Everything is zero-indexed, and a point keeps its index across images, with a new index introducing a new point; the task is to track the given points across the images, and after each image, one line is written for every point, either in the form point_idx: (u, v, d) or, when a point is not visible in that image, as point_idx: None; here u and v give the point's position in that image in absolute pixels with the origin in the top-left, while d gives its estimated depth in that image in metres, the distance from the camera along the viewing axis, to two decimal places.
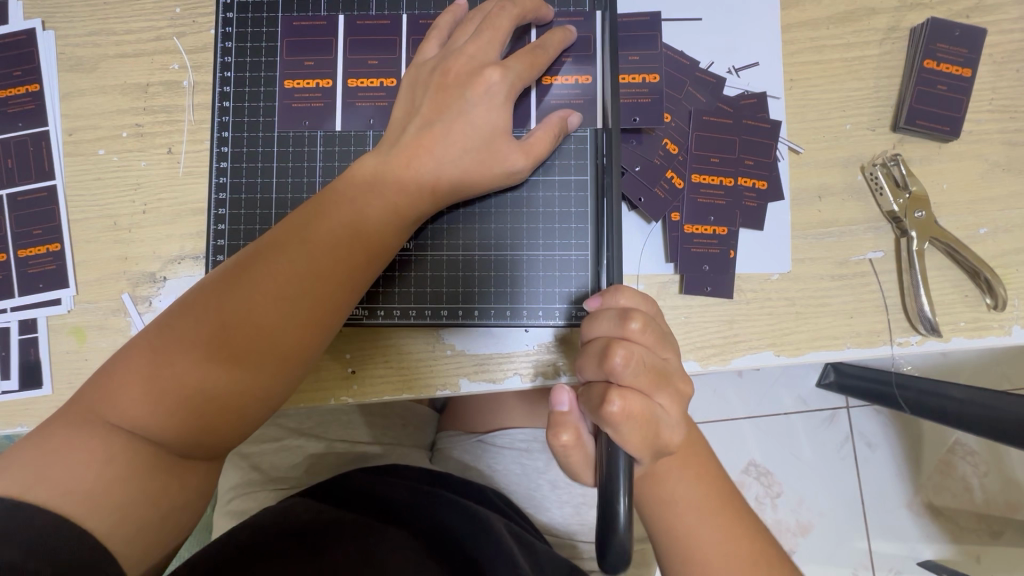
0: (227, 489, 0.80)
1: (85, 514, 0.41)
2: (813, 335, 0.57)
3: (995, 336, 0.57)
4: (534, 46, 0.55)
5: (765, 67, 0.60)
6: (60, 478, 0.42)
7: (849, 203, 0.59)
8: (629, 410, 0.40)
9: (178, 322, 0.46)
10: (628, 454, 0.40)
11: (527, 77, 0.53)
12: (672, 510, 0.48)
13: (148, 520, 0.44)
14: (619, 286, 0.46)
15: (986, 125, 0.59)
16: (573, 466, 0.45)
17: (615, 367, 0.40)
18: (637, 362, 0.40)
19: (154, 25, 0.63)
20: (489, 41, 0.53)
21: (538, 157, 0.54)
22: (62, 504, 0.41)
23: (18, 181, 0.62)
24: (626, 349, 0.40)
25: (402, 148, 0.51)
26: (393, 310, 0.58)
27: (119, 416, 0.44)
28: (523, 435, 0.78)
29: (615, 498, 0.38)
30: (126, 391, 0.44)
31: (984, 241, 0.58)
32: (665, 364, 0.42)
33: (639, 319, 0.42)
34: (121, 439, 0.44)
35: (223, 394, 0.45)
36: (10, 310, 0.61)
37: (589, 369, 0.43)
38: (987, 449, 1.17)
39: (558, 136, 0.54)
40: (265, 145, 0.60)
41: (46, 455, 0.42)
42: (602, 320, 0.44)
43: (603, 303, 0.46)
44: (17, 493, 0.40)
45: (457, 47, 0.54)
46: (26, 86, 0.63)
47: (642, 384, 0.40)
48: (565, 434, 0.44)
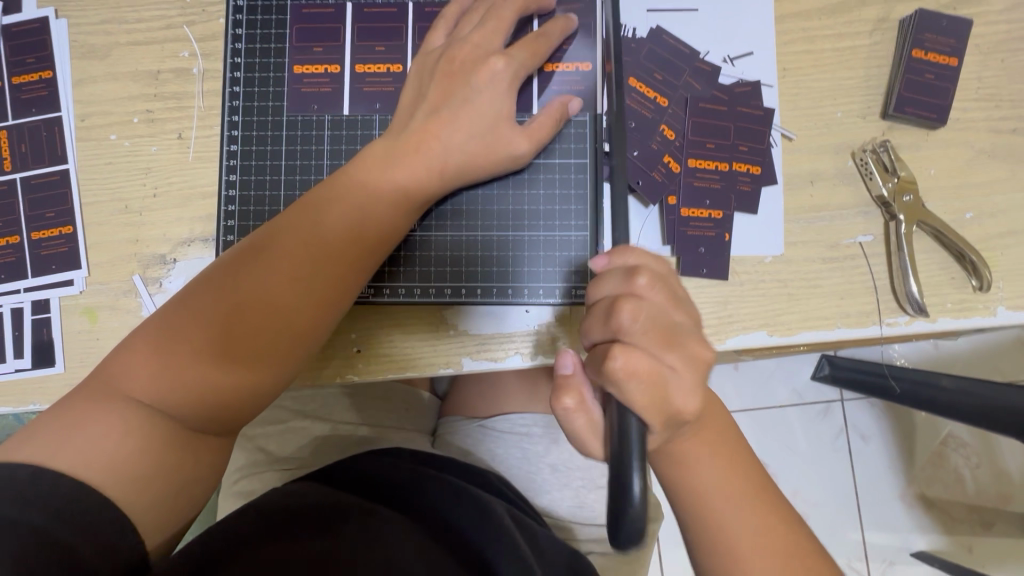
0: (234, 471, 0.82)
1: (105, 487, 0.43)
2: (805, 316, 0.59)
3: (980, 317, 0.59)
4: (537, 34, 0.57)
5: (759, 56, 0.62)
6: (81, 450, 0.43)
7: (841, 188, 0.61)
8: (634, 368, 0.41)
9: (195, 301, 0.47)
10: (639, 420, 0.41)
11: (530, 64, 0.56)
12: (687, 482, 0.50)
13: (164, 492, 0.45)
14: (628, 245, 0.47)
15: (972, 114, 0.61)
16: (579, 433, 0.45)
17: (622, 322, 0.42)
18: (645, 318, 0.42)
19: (164, 13, 0.65)
20: (493, 30, 0.55)
21: (540, 141, 0.56)
22: (83, 474, 0.42)
23: (31, 164, 0.64)
24: (633, 306, 0.42)
25: (411, 132, 0.53)
26: (398, 290, 0.59)
27: (136, 391, 0.45)
28: (523, 420, 0.81)
29: (629, 467, 0.39)
30: (142, 367, 0.46)
31: (970, 225, 0.60)
32: (675, 324, 0.44)
33: (646, 276, 0.44)
34: (138, 413, 0.45)
35: (239, 371, 0.47)
36: (23, 291, 0.63)
37: (594, 329, 0.44)
38: (977, 439, 1.19)
39: (560, 120, 0.57)
40: (274, 129, 0.61)
41: (65, 429, 0.44)
42: (609, 279, 0.45)
43: (609, 263, 0.46)
44: (40, 463, 0.42)
45: (463, 36, 0.56)
46: (39, 73, 0.65)
47: (648, 341, 0.42)
48: (569, 397, 0.45)
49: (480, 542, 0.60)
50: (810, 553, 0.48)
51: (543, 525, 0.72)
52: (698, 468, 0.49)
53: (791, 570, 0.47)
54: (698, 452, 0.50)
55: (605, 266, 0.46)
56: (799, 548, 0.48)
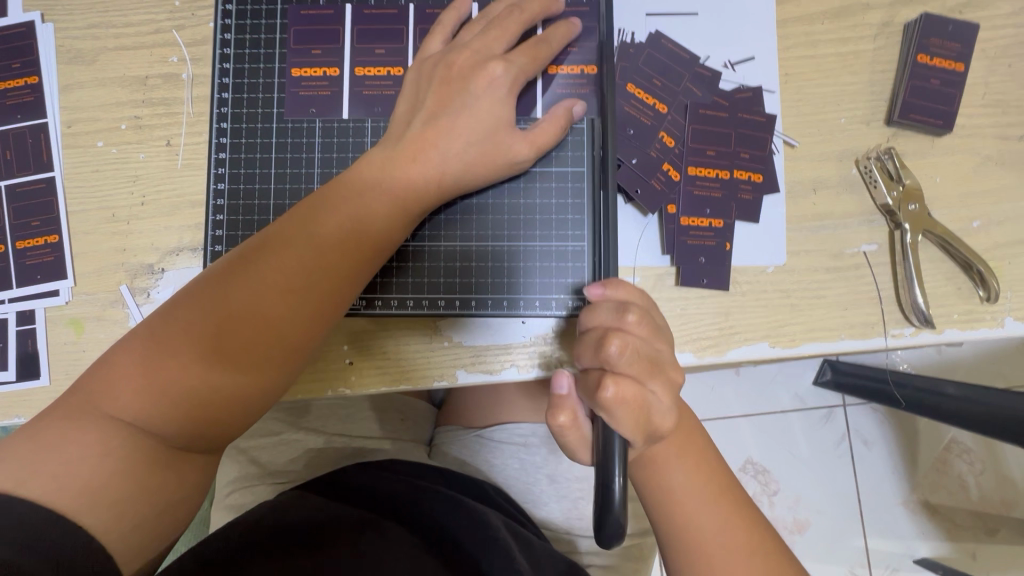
0: (226, 483, 0.80)
1: (80, 512, 0.41)
2: (808, 327, 0.58)
3: (987, 328, 0.58)
4: (538, 39, 0.55)
5: (760, 61, 0.61)
6: (60, 471, 0.41)
7: (844, 196, 0.59)
8: (623, 396, 0.41)
9: (182, 314, 0.46)
10: (622, 437, 0.42)
11: (530, 70, 0.54)
12: (665, 491, 0.49)
13: (143, 517, 0.44)
14: (620, 279, 0.47)
15: (978, 120, 0.60)
16: (569, 445, 0.47)
17: (610, 355, 0.42)
18: (632, 352, 0.42)
19: (153, 18, 0.63)
20: (495, 38, 0.54)
21: (542, 147, 0.54)
22: (56, 500, 0.41)
23: (16, 172, 0.62)
24: (621, 339, 0.42)
25: (408, 140, 0.52)
26: (391, 301, 0.58)
27: (118, 409, 0.44)
28: (519, 430, 0.79)
29: (611, 472, 0.41)
30: (126, 382, 0.44)
31: (977, 234, 0.59)
32: (661, 356, 0.44)
33: (634, 312, 0.43)
34: (117, 433, 0.43)
35: (227, 387, 0.45)
36: (7, 301, 0.61)
37: (586, 356, 0.44)
38: (981, 446, 1.18)
39: (565, 127, 0.55)
40: (264, 136, 0.60)
41: (40, 450, 0.42)
42: (600, 310, 0.45)
43: (603, 292, 0.46)
44: (10, 489, 0.40)
45: (463, 42, 0.54)
46: (26, 79, 0.63)
47: (636, 371, 0.42)
48: (563, 415, 0.45)
49: (476, 552, 0.59)
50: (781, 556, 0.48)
51: (541, 537, 0.70)
52: (669, 472, 0.49)
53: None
54: (669, 455, 0.49)
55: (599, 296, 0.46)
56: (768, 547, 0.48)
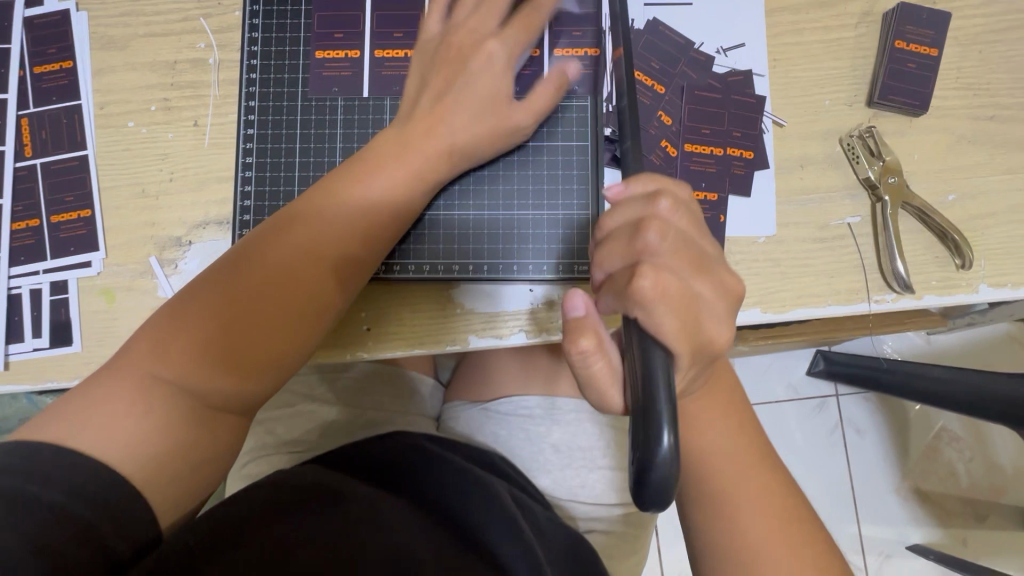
0: (243, 453, 0.84)
1: (121, 464, 0.44)
2: (797, 293, 0.62)
3: (963, 294, 0.62)
4: (531, 7, 0.59)
5: (750, 48, 0.65)
6: (104, 429, 0.45)
7: (829, 171, 0.64)
8: (666, 287, 0.41)
9: (213, 284, 0.50)
10: (667, 349, 0.41)
11: (523, 41, 0.58)
12: (700, 450, 0.52)
13: (179, 471, 0.47)
14: (645, 172, 0.47)
15: (952, 102, 0.65)
16: (597, 375, 0.45)
17: (648, 242, 0.43)
18: (671, 238, 0.43)
19: (181, 7, 0.67)
20: (486, 14, 0.58)
21: (539, 113, 0.58)
22: (102, 452, 0.44)
23: (51, 151, 0.66)
24: (660, 225, 0.43)
25: (417, 118, 0.55)
26: (408, 267, 0.62)
27: (154, 371, 0.47)
28: (524, 403, 0.82)
29: (659, 424, 0.37)
30: (161, 348, 0.48)
31: (952, 207, 0.63)
32: (701, 251, 0.45)
33: (668, 200, 0.44)
34: (157, 390, 0.47)
35: (262, 342, 0.49)
36: (41, 272, 0.65)
37: (615, 256, 0.45)
38: (969, 432, 1.22)
39: (558, 90, 0.58)
40: (288, 115, 0.64)
41: (85, 408, 0.46)
42: (629, 205, 0.45)
43: (625, 189, 0.46)
44: (62, 440, 0.44)
45: (458, 23, 0.58)
46: (60, 63, 0.67)
47: (675, 262, 0.43)
48: (585, 340, 0.44)
49: (481, 524, 0.62)
50: (800, 521, 0.50)
51: (544, 505, 0.74)
52: (706, 433, 0.52)
53: (797, 539, 0.49)
54: (706, 416, 0.52)
55: (621, 193, 0.46)
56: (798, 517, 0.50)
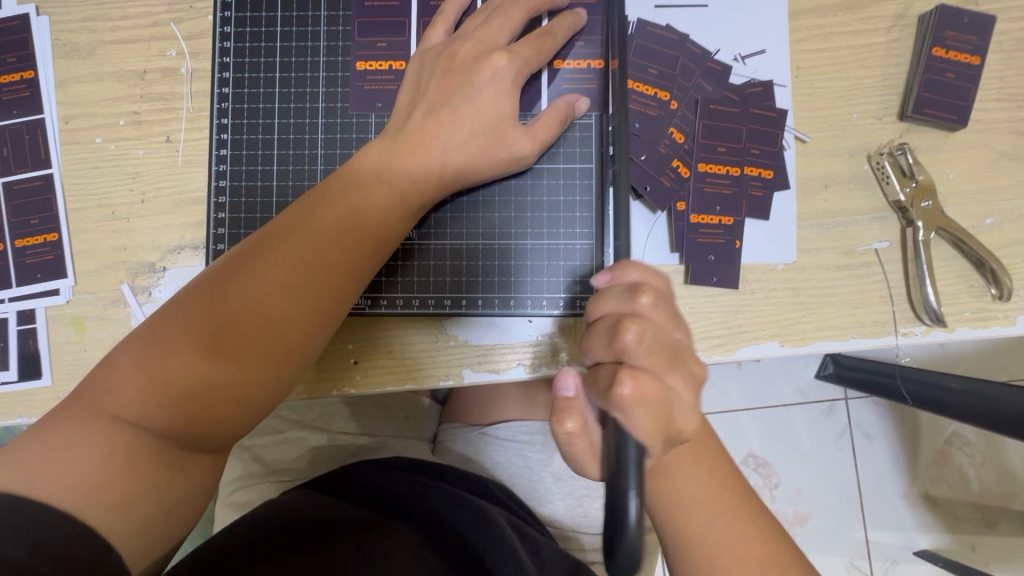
0: (231, 482, 0.79)
1: (87, 511, 0.40)
2: (819, 326, 0.57)
3: (999, 327, 0.57)
4: (543, 31, 0.54)
5: (771, 55, 0.60)
6: (61, 472, 0.41)
7: (856, 192, 0.58)
8: (641, 393, 0.38)
9: (181, 315, 0.45)
10: (638, 445, 0.38)
11: (535, 62, 0.53)
12: (673, 494, 0.47)
13: (154, 513, 0.43)
14: (629, 260, 0.44)
15: (993, 115, 0.59)
16: (579, 455, 0.43)
17: (627, 345, 0.38)
18: (649, 339, 0.39)
19: (150, 11, 0.62)
20: (498, 27, 0.53)
21: (545, 142, 0.54)
22: (68, 500, 0.40)
23: (14, 169, 0.61)
24: (639, 325, 0.39)
25: (409, 132, 0.51)
26: (396, 300, 0.58)
27: (122, 408, 0.43)
28: (524, 427, 0.78)
29: (626, 493, 0.37)
30: (127, 383, 0.43)
31: (990, 231, 0.58)
32: (677, 344, 0.41)
33: (649, 295, 0.41)
34: (124, 433, 0.43)
35: (236, 384, 0.44)
36: (7, 301, 0.61)
37: (597, 349, 0.41)
38: (983, 440, 1.17)
39: (563, 121, 0.54)
40: (265, 132, 0.59)
41: (48, 450, 0.42)
42: (610, 298, 0.42)
43: (612, 279, 0.44)
44: (19, 489, 0.40)
45: (467, 32, 0.53)
46: (21, 73, 0.62)
47: (654, 364, 0.39)
48: (571, 421, 0.42)
49: (482, 551, 0.58)
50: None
51: (546, 535, 0.69)
52: (678, 479, 0.48)
53: None
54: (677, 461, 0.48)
55: (607, 283, 0.44)
56: (785, 563, 0.45)
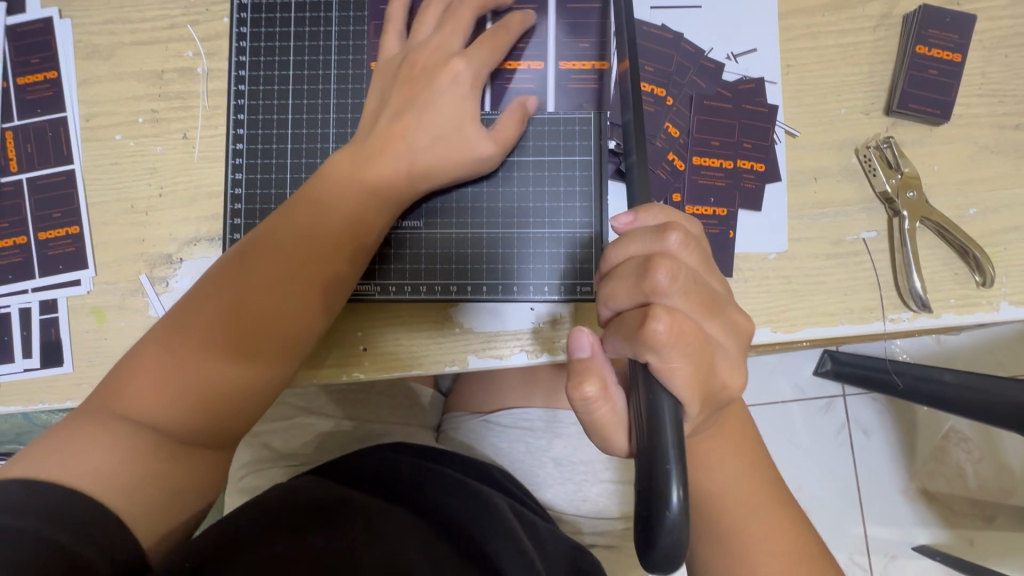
0: (241, 467, 0.82)
1: (97, 495, 0.43)
2: (809, 312, 0.59)
3: (983, 312, 0.59)
4: (494, 29, 0.57)
5: (762, 53, 0.62)
6: (67, 464, 0.43)
7: (844, 184, 0.61)
8: (678, 331, 0.39)
9: (177, 319, 0.48)
10: (673, 397, 0.39)
11: (488, 61, 0.56)
12: (714, 485, 0.49)
13: (159, 495, 0.45)
14: (656, 203, 0.44)
15: (975, 109, 0.62)
16: (603, 421, 0.45)
17: (658, 284, 0.40)
18: (683, 279, 0.40)
19: (168, 13, 0.65)
20: (450, 31, 0.55)
21: (508, 140, 0.56)
22: (73, 485, 0.42)
23: (37, 165, 0.64)
24: (671, 265, 0.40)
25: (376, 138, 0.53)
26: (404, 287, 0.60)
27: (121, 407, 0.46)
28: (526, 415, 0.80)
29: (665, 475, 0.36)
30: (126, 384, 0.47)
31: (974, 221, 0.60)
32: (712, 288, 0.42)
33: (679, 235, 0.41)
34: (118, 427, 0.45)
35: (229, 376, 0.47)
36: (30, 291, 0.63)
37: (621, 295, 0.42)
38: (978, 434, 1.19)
39: (522, 120, 0.57)
40: (279, 128, 0.62)
41: (54, 447, 0.44)
42: (636, 240, 0.42)
43: (634, 221, 0.43)
44: (32, 476, 0.42)
45: (418, 40, 0.56)
46: (44, 73, 0.65)
47: (688, 304, 0.40)
48: (590, 384, 0.44)
49: (482, 535, 0.60)
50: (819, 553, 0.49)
51: (546, 521, 0.72)
52: (720, 468, 0.49)
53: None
54: (719, 453, 0.49)
55: (630, 223, 0.43)
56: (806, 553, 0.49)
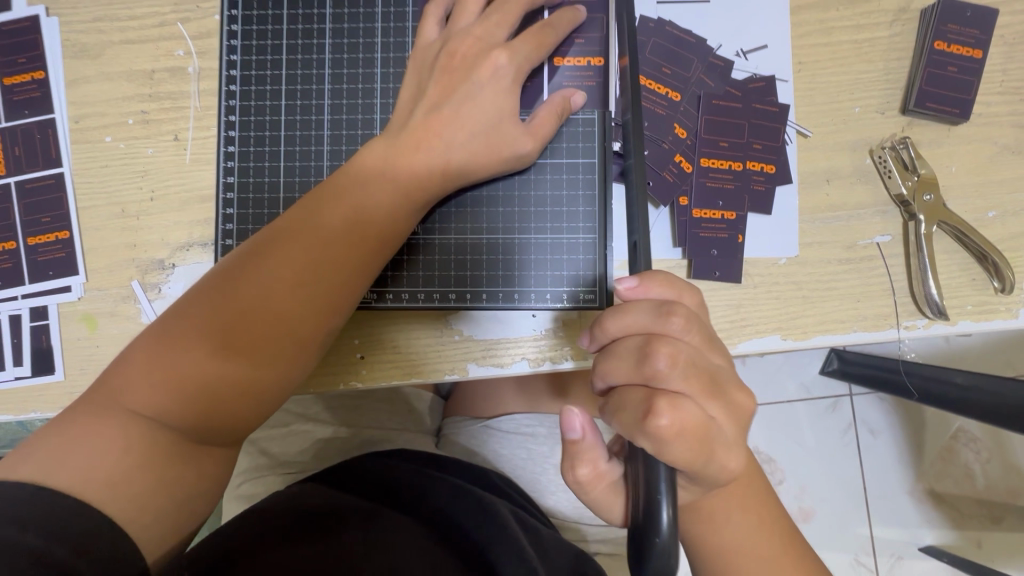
0: (238, 474, 0.81)
1: (105, 501, 0.41)
2: (820, 319, 0.57)
3: (1001, 320, 0.57)
4: (544, 25, 0.55)
5: (774, 50, 0.60)
6: (77, 465, 0.41)
7: (858, 186, 0.59)
8: (680, 426, 0.37)
9: (191, 311, 0.46)
10: (669, 468, 0.37)
11: (535, 57, 0.54)
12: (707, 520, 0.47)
13: (164, 512, 0.44)
14: (655, 271, 0.44)
15: (996, 108, 0.59)
16: (599, 498, 0.45)
17: (659, 370, 0.38)
18: (683, 364, 0.38)
19: (157, 11, 0.63)
20: (495, 23, 0.53)
21: (545, 137, 0.54)
22: (84, 496, 0.41)
23: (25, 168, 0.62)
24: (671, 349, 0.39)
25: (410, 131, 0.51)
26: (402, 294, 0.58)
27: (134, 403, 0.44)
28: (529, 422, 0.78)
29: (657, 494, 0.36)
30: (137, 379, 0.44)
31: (993, 225, 0.58)
32: (714, 368, 0.40)
33: (681, 317, 0.40)
34: (135, 429, 0.43)
35: (251, 376, 0.45)
36: (20, 298, 0.62)
37: (621, 373, 0.40)
38: (988, 435, 1.17)
39: (561, 115, 0.55)
40: (271, 129, 0.60)
41: (64, 443, 0.42)
42: (638, 312, 0.41)
43: (638, 286, 0.43)
44: (38, 481, 0.40)
45: (459, 29, 0.53)
46: (32, 74, 0.63)
47: (692, 390, 0.38)
48: (583, 467, 0.44)
49: (485, 541, 0.58)
50: None
51: (548, 524, 0.71)
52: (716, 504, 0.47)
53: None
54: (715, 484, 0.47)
55: (635, 293, 0.43)
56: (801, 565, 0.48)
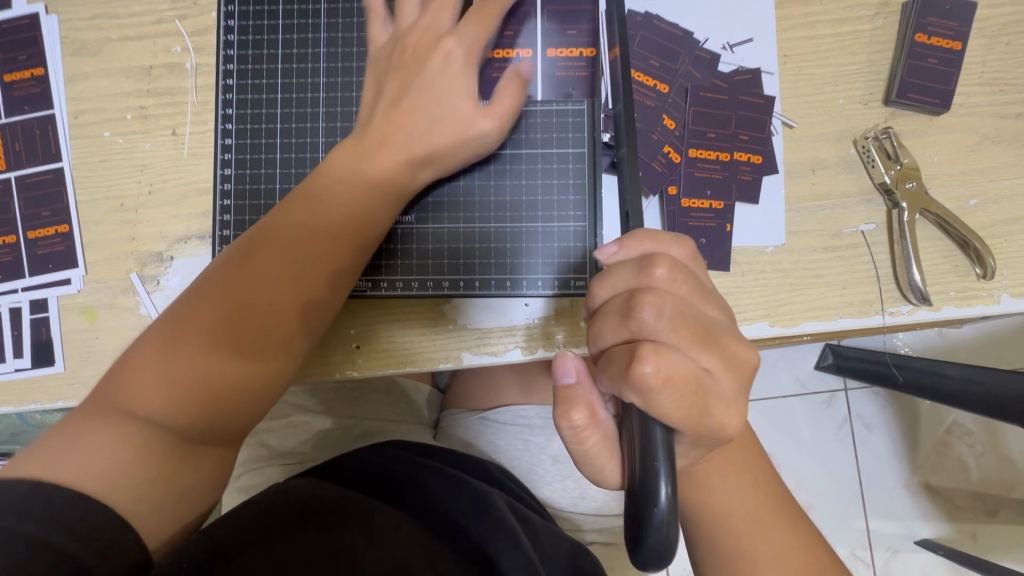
0: (237, 466, 0.82)
1: (106, 492, 0.42)
2: (807, 306, 0.59)
3: (984, 305, 0.58)
4: (482, 9, 0.55)
5: (759, 43, 0.61)
6: (78, 461, 0.42)
7: (843, 176, 0.60)
8: (667, 372, 0.37)
9: (182, 313, 0.47)
10: (664, 428, 0.38)
11: (482, 40, 0.54)
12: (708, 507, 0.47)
13: (164, 503, 0.44)
14: (637, 231, 0.44)
15: (976, 99, 0.61)
16: (592, 451, 0.44)
17: (643, 321, 0.39)
18: (668, 313, 0.39)
19: (155, 8, 0.64)
20: (440, 12, 0.54)
21: (505, 120, 0.54)
22: (85, 488, 0.41)
23: (25, 163, 0.64)
24: (654, 300, 0.39)
25: (376, 127, 0.52)
26: (396, 283, 0.59)
27: (130, 401, 0.45)
28: (523, 413, 0.80)
29: (655, 476, 0.36)
30: (132, 379, 0.45)
31: (974, 212, 0.59)
32: (703, 319, 0.41)
33: (663, 266, 0.41)
34: (132, 425, 0.44)
35: (245, 368, 0.47)
36: (20, 290, 0.63)
37: (609, 332, 0.41)
38: (982, 428, 1.18)
39: (519, 92, 0.54)
40: (267, 122, 0.61)
41: (63, 444, 0.43)
42: (620, 273, 0.42)
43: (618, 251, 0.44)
44: (38, 476, 0.41)
45: (405, 26, 0.54)
46: (31, 70, 0.64)
47: (678, 338, 0.39)
48: (577, 412, 0.43)
49: (481, 535, 0.58)
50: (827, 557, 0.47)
51: (545, 517, 0.71)
52: (717, 490, 0.47)
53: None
54: (713, 473, 0.47)
55: (614, 255, 0.44)
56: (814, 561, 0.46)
